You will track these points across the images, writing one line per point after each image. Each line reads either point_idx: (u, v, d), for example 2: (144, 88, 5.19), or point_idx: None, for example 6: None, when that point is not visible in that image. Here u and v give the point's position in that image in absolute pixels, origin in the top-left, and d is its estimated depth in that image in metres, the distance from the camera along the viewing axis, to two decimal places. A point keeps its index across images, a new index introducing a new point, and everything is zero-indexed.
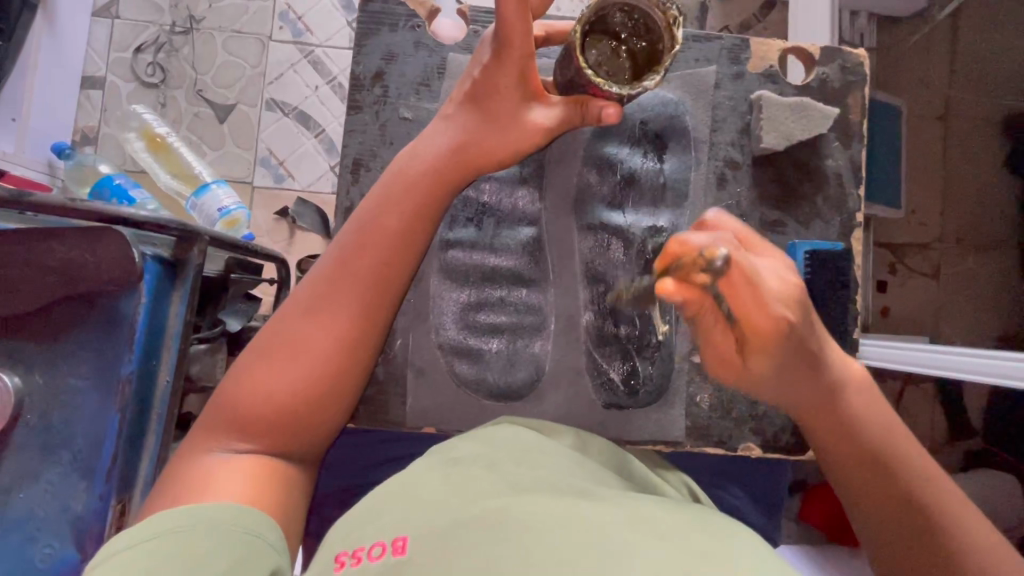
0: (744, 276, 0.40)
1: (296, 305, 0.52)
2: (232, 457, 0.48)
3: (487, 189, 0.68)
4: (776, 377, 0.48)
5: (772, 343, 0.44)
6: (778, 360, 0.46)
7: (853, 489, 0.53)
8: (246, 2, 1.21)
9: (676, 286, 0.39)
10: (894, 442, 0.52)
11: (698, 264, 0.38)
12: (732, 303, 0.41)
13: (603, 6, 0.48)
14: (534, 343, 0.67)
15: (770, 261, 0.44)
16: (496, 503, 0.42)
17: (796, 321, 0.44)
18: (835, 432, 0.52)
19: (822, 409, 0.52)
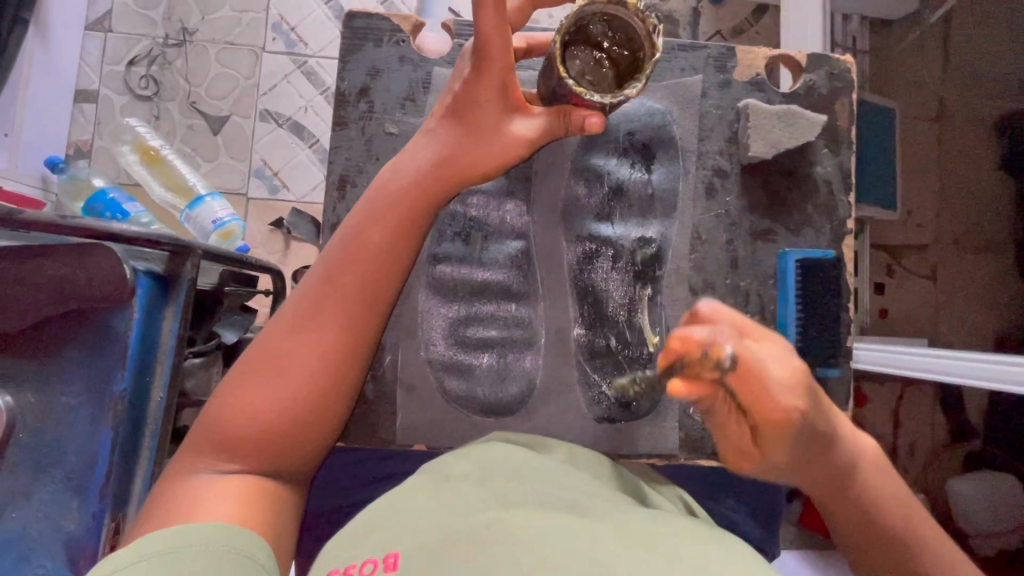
0: (751, 367, 0.41)
1: (280, 324, 0.52)
2: (219, 479, 0.48)
3: (475, 202, 0.68)
4: (794, 464, 0.46)
5: (785, 432, 0.42)
6: (793, 448, 0.45)
7: (868, 568, 0.51)
8: (238, 15, 1.22)
9: (687, 386, 0.40)
10: (909, 516, 0.50)
11: (702, 360, 0.40)
12: (740, 396, 0.42)
13: (584, 15, 0.47)
14: (524, 356, 0.67)
15: (772, 346, 0.44)
16: (484, 519, 0.42)
17: (804, 407, 0.43)
18: (852, 510, 0.50)
19: (836, 487, 0.50)
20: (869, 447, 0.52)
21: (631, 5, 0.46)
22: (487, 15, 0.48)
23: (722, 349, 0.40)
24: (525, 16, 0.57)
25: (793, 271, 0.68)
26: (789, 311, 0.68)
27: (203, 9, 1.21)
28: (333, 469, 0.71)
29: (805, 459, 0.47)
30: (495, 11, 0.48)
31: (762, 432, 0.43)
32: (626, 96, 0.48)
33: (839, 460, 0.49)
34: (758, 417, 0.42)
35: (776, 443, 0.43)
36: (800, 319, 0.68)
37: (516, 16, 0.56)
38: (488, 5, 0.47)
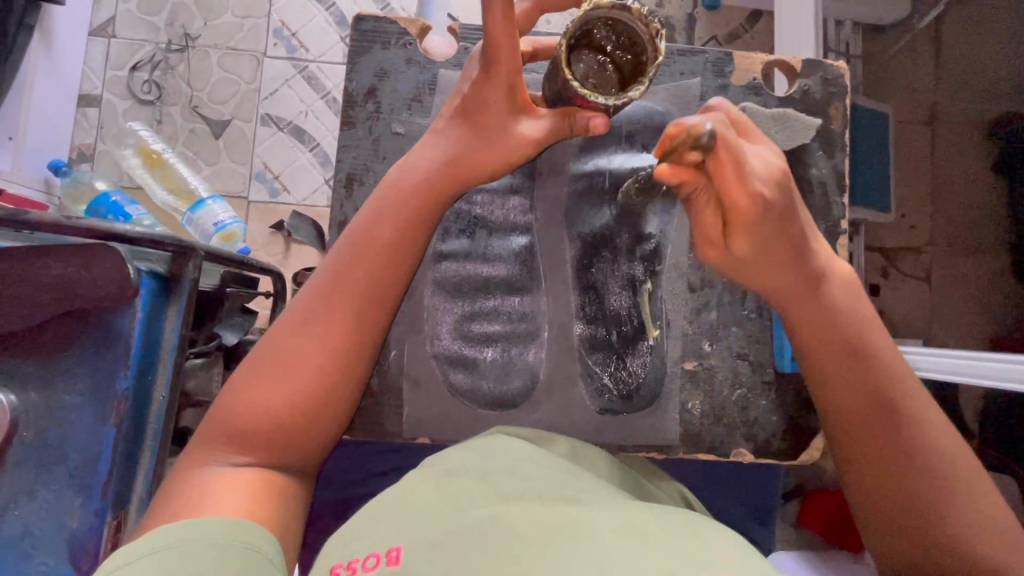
0: (729, 153, 0.45)
1: (291, 317, 0.53)
2: (229, 470, 0.49)
3: (479, 201, 0.69)
4: (760, 255, 0.50)
5: (753, 213, 0.47)
6: (761, 239, 0.49)
7: (832, 394, 0.54)
8: (241, 20, 1.23)
9: (671, 169, 0.46)
10: (870, 335, 0.53)
11: (687, 146, 0.44)
12: (714, 179, 0.47)
13: (588, 19, 0.48)
14: (528, 351, 0.68)
15: (759, 147, 0.49)
16: (485, 513, 0.43)
17: (773, 196, 0.47)
18: (817, 322, 0.53)
19: (803, 296, 0.53)
20: (842, 271, 0.55)
21: (635, 10, 0.47)
22: (496, 19, 0.49)
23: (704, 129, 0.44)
24: (532, 21, 0.60)
25: None
26: None
27: (207, 14, 1.23)
28: (336, 465, 0.71)
29: (773, 257, 0.51)
30: (504, 16, 0.49)
31: (735, 214, 0.48)
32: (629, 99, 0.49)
33: (804, 268, 0.52)
34: (731, 200, 0.47)
35: (741, 227, 0.49)
36: None
37: (525, 21, 0.59)
38: (497, 10, 0.48)
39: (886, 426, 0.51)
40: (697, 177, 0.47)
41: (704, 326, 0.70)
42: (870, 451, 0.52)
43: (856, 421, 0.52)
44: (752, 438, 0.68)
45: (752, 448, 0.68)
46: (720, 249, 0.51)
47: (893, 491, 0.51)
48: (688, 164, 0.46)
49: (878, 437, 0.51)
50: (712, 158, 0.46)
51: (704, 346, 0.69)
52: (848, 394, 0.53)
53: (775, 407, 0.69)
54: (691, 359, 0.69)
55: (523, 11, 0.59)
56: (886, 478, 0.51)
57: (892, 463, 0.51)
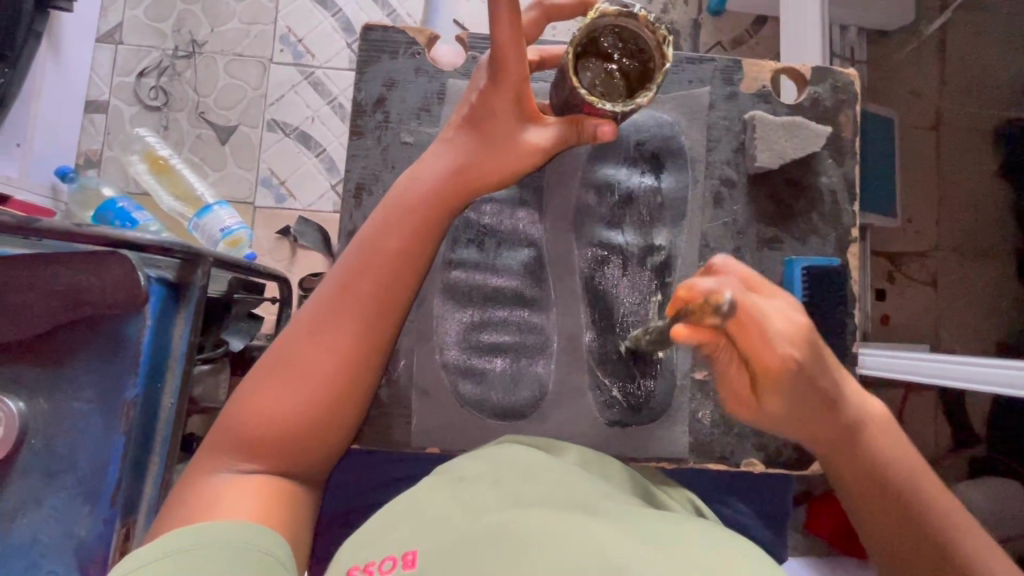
0: (752, 316, 0.42)
1: (299, 328, 0.52)
2: (239, 479, 0.48)
3: (488, 210, 0.69)
4: (790, 411, 0.48)
5: (781, 378, 0.44)
6: (789, 397, 0.46)
7: (877, 539, 0.53)
8: (246, 27, 1.24)
9: (689, 331, 0.41)
10: (905, 467, 0.52)
11: (706, 310, 0.40)
12: (737, 338, 0.43)
13: (595, 28, 0.49)
14: (536, 360, 0.68)
15: (776, 301, 0.45)
16: (500, 518, 0.43)
17: (800, 357, 0.44)
18: (856, 469, 0.52)
19: (830, 438, 0.52)
20: (876, 412, 0.53)
21: (642, 18, 0.48)
22: (504, 28, 0.49)
23: (723, 296, 0.40)
24: (538, 31, 0.60)
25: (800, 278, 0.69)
26: None
27: (214, 21, 1.23)
28: (345, 473, 0.71)
29: (803, 406, 0.48)
30: (512, 26, 0.49)
31: (760, 377, 0.45)
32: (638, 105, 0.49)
33: (831, 411, 0.50)
34: (756, 365, 0.44)
35: (770, 389, 0.45)
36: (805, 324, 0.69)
37: (531, 29, 0.59)
38: (504, 20, 0.49)
39: (942, 570, 0.49)
40: (719, 337, 0.43)
41: None
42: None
43: (910, 565, 0.51)
44: (763, 446, 0.68)
45: (763, 458, 0.68)
46: (747, 410, 0.48)
47: None
48: (714, 326, 0.41)
49: None
50: (736, 317, 0.42)
51: None
52: (893, 535, 0.51)
53: None
54: (700, 367, 0.69)
55: (529, 20, 0.59)
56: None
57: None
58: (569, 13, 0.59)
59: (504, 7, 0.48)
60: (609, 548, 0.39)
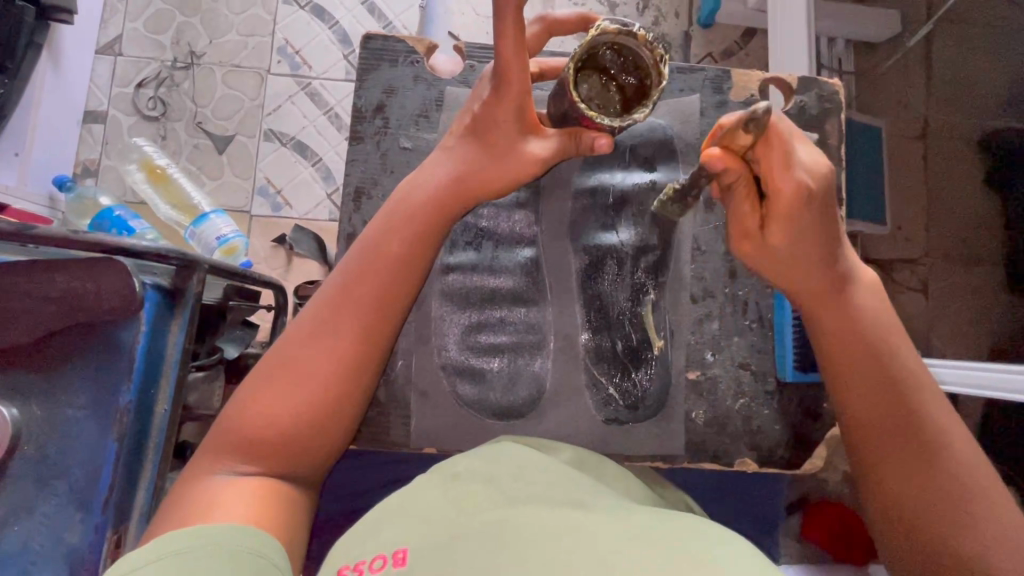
0: (778, 138, 0.49)
1: (300, 331, 0.53)
2: (236, 479, 0.49)
3: (486, 214, 0.70)
4: (801, 252, 0.53)
5: (795, 202, 0.50)
6: (799, 233, 0.52)
7: (850, 399, 0.54)
8: (247, 38, 1.25)
9: (720, 151, 0.49)
10: (902, 347, 0.54)
11: (738, 129, 0.47)
12: (758, 163, 0.50)
13: (594, 45, 0.51)
14: (534, 361, 0.68)
15: (808, 147, 0.51)
16: (494, 515, 0.43)
17: (816, 189, 0.50)
18: (841, 319, 0.54)
19: (832, 296, 0.54)
20: (870, 277, 0.56)
21: (641, 36, 0.49)
22: (508, 44, 0.51)
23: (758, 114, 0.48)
24: (540, 44, 0.62)
25: None
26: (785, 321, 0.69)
27: (214, 32, 1.25)
28: (342, 476, 0.72)
29: (811, 251, 0.53)
30: (516, 39, 0.50)
31: (776, 199, 0.51)
32: (634, 122, 0.51)
33: (835, 271, 0.54)
34: (774, 179, 0.50)
35: (781, 216, 0.51)
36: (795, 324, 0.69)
37: (533, 43, 0.61)
38: (509, 35, 0.50)
39: (911, 456, 0.51)
40: (742, 156, 0.49)
41: (706, 336, 0.70)
42: (897, 472, 0.51)
43: (886, 443, 0.52)
44: (756, 447, 0.69)
45: (756, 458, 0.69)
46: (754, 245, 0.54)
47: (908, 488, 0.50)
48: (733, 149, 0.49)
49: (905, 448, 0.51)
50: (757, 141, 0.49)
51: (707, 357, 0.70)
52: (873, 409, 0.53)
53: (779, 416, 0.69)
54: (694, 369, 0.70)
55: (533, 35, 0.61)
56: (908, 498, 0.50)
57: (924, 484, 0.50)
58: (570, 28, 0.61)
59: (510, 24, 0.50)
60: (600, 542, 0.39)
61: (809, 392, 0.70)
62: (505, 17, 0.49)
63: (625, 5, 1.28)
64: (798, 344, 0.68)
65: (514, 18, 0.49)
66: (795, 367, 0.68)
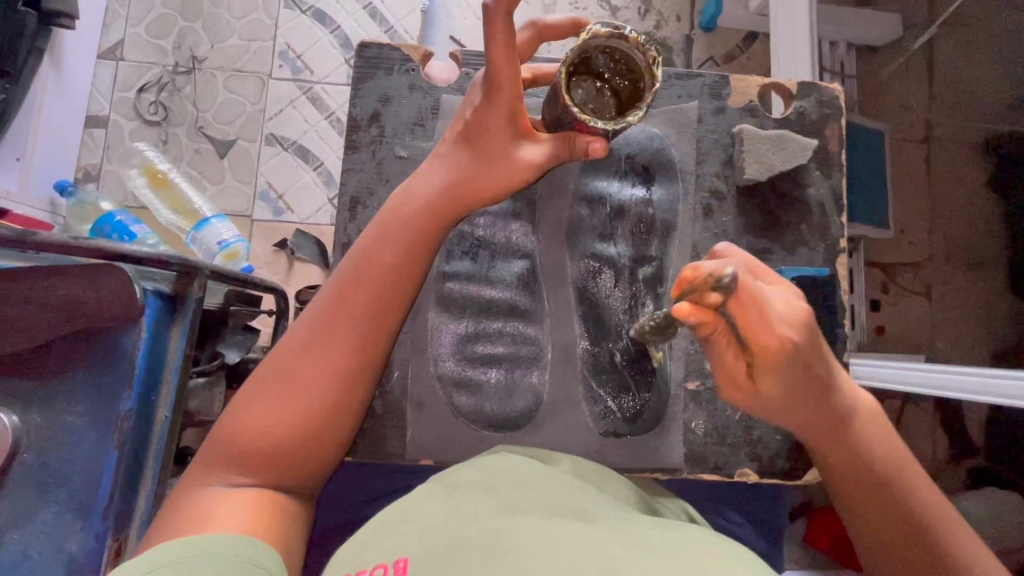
0: (751, 294, 0.45)
1: (292, 342, 0.53)
2: (231, 491, 0.49)
3: (482, 223, 0.70)
4: (793, 401, 0.50)
5: (781, 362, 0.46)
6: (789, 384, 0.48)
7: (871, 535, 0.54)
8: (246, 43, 1.26)
9: (690, 308, 0.43)
10: (901, 466, 0.53)
11: (709, 288, 0.43)
12: (737, 322, 0.45)
13: (587, 48, 0.51)
14: (531, 371, 0.68)
15: (780, 289, 0.48)
16: (493, 524, 0.43)
17: (801, 341, 0.46)
18: (844, 458, 0.54)
19: (833, 437, 0.53)
20: (866, 404, 0.55)
21: (632, 39, 0.49)
22: (498, 49, 0.51)
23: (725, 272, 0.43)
24: (530, 52, 0.62)
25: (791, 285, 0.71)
26: None
27: (213, 38, 1.25)
28: (341, 485, 0.71)
29: (805, 398, 0.50)
30: (504, 45, 0.51)
31: (761, 362, 0.47)
32: (628, 124, 0.50)
33: (831, 408, 0.52)
34: (755, 344, 0.46)
35: (768, 374, 0.47)
36: None
37: (524, 49, 0.61)
38: (498, 39, 0.50)
39: None
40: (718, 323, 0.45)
41: (705, 344, 0.70)
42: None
43: (900, 569, 0.52)
44: (756, 456, 0.68)
45: (757, 467, 0.68)
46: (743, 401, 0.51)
47: None
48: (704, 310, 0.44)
49: None
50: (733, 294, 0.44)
51: (706, 365, 0.69)
52: (885, 538, 0.53)
53: (778, 425, 0.69)
54: (693, 378, 0.69)
55: (523, 42, 0.61)
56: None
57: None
58: (561, 33, 0.60)
59: (500, 29, 0.50)
60: (602, 553, 0.39)
61: None
62: (494, 22, 0.50)
63: (626, 9, 1.27)
64: None
65: (505, 16, 0.49)
66: None
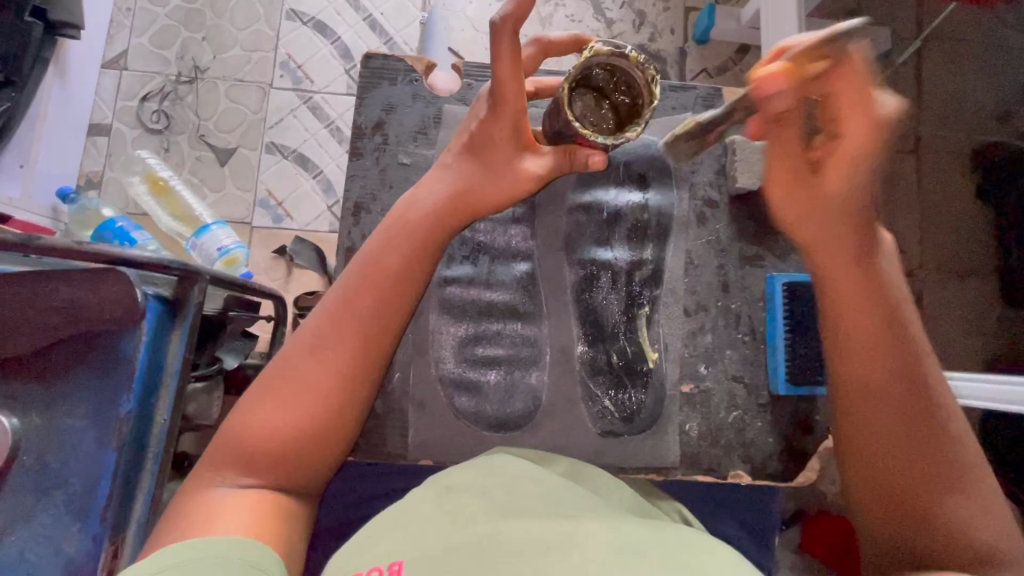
0: (854, 73, 0.49)
1: (300, 343, 0.54)
2: (235, 491, 0.50)
3: (483, 228, 0.71)
4: (837, 203, 0.54)
5: (863, 150, 0.51)
6: (855, 179, 0.52)
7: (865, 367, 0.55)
8: (249, 53, 1.28)
9: (783, 70, 0.51)
10: (911, 321, 0.55)
11: (806, 55, 0.50)
12: (833, 96, 0.51)
13: (588, 65, 0.52)
14: (531, 374, 0.69)
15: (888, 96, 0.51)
16: (487, 528, 0.44)
17: (886, 135, 0.50)
18: (862, 287, 0.55)
19: (856, 263, 0.55)
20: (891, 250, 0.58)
21: (633, 58, 0.51)
22: (504, 66, 0.52)
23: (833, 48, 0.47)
24: (535, 65, 0.63)
25: (780, 294, 0.70)
26: (777, 332, 0.70)
27: (216, 48, 1.27)
28: (339, 487, 0.72)
29: (846, 207, 0.54)
30: (512, 62, 0.52)
31: (835, 143, 0.53)
32: (627, 139, 0.52)
33: (861, 238, 0.55)
34: (837, 123, 0.52)
35: (841, 160, 0.52)
36: (788, 338, 0.69)
37: (529, 63, 0.62)
38: (506, 57, 0.52)
39: (913, 414, 0.53)
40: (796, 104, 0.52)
41: (700, 348, 0.71)
42: (882, 427, 0.54)
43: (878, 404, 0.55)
44: (750, 459, 0.69)
45: (750, 469, 0.69)
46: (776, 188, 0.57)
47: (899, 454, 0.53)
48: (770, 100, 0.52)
49: (906, 412, 0.53)
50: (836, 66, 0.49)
51: (701, 369, 0.71)
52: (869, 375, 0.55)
53: (772, 428, 0.70)
54: (688, 381, 0.70)
55: (528, 55, 0.62)
56: (888, 455, 0.54)
57: (913, 434, 0.53)
58: (563, 48, 0.63)
59: (507, 46, 0.51)
60: (590, 553, 0.40)
61: (800, 403, 0.71)
62: (503, 37, 0.51)
63: (621, 22, 1.30)
64: (790, 357, 0.69)
65: (511, 39, 0.51)
66: (787, 380, 0.69)
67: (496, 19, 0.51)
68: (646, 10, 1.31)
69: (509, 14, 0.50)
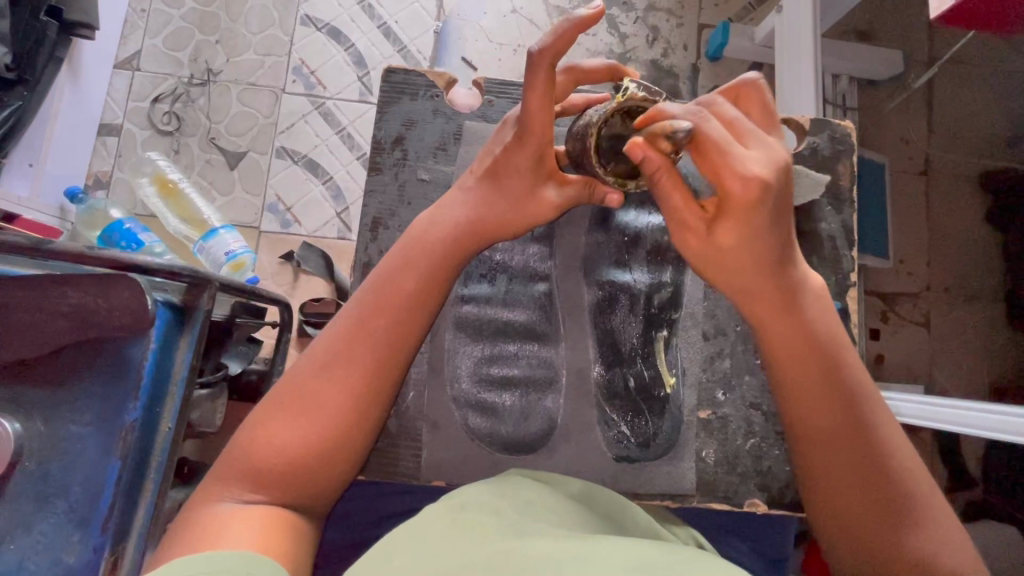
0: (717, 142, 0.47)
1: (313, 361, 0.53)
2: (243, 509, 0.48)
3: (501, 248, 0.71)
4: (755, 254, 0.49)
5: (755, 201, 0.46)
6: (751, 231, 0.48)
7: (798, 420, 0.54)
8: (262, 58, 1.28)
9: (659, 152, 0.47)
10: (850, 357, 0.54)
11: (661, 135, 0.46)
12: (707, 170, 0.48)
13: (622, 106, 0.52)
14: (545, 396, 0.69)
15: (761, 147, 0.48)
16: (502, 547, 0.43)
17: (774, 181, 0.46)
18: (785, 355, 0.53)
19: (782, 315, 0.52)
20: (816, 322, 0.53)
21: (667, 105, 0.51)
22: (536, 96, 0.52)
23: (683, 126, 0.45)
24: (567, 93, 0.62)
25: None
26: None
27: (228, 52, 1.27)
28: (349, 505, 0.71)
29: (768, 243, 0.49)
30: (544, 91, 0.52)
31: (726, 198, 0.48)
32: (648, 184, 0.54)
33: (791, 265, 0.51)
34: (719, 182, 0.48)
35: (732, 217, 0.48)
36: None
37: (560, 92, 0.61)
38: (539, 88, 0.52)
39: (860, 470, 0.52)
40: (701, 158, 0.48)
41: (718, 373, 0.70)
42: (844, 482, 0.53)
43: (835, 459, 0.53)
44: (766, 487, 0.68)
45: (766, 498, 0.68)
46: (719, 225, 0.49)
47: (842, 496, 0.53)
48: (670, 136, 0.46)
49: (841, 456, 0.53)
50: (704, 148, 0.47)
51: (718, 395, 0.70)
52: (817, 426, 0.53)
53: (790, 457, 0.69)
54: (705, 407, 0.70)
55: (561, 84, 0.61)
56: (844, 504, 0.53)
57: (839, 482, 0.53)
58: (597, 76, 0.62)
59: (542, 77, 0.51)
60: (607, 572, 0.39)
61: None
62: (537, 73, 0.51)
63: (634, 37, 1.30)
64: None
65: (547, 66, 0.50)
66: None
67: (534, 49, 0.50)
68: (660, 25, 1.31)
69: (546, 48, 0.50)
